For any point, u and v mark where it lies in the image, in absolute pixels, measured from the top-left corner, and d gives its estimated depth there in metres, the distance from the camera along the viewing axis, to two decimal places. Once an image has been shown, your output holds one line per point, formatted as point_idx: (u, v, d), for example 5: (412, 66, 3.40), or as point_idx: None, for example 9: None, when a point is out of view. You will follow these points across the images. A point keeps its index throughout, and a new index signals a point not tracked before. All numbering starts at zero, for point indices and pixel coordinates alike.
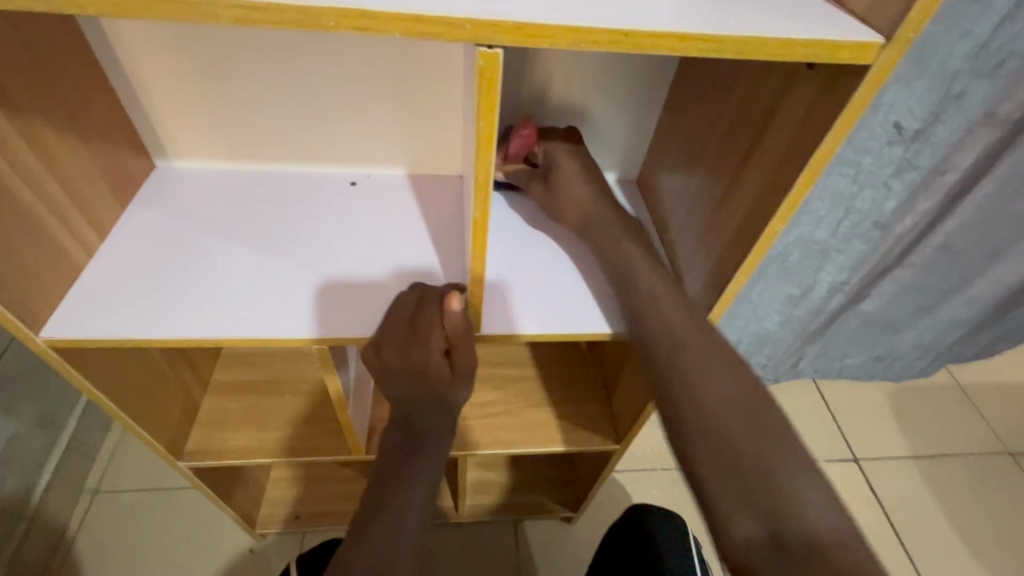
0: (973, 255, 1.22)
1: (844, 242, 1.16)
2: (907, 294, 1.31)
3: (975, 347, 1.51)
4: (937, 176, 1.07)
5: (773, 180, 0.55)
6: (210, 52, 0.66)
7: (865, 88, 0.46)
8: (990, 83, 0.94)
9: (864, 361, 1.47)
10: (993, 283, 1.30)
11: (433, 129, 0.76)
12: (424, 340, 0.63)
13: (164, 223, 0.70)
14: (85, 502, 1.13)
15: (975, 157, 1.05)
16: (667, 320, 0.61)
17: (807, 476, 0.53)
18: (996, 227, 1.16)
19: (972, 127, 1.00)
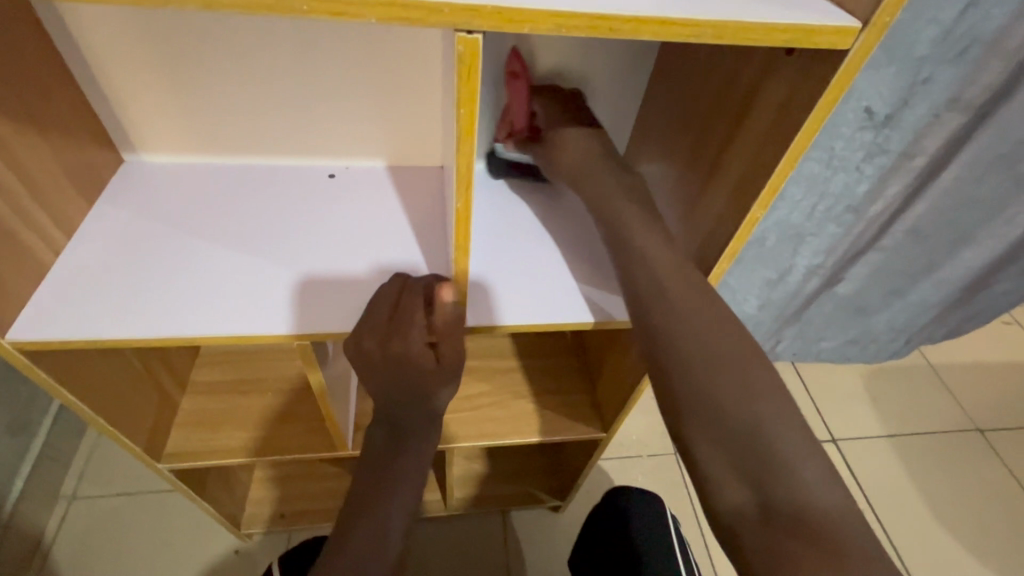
0: (944, 239, 1.19)
1: (819, 226, 1.13)
2: (884, 277, 1.27)
3: (945, 330, 1.46)
4: (905, 160, 1.04)
5: (752, 173, 0.50)
6: (173, 38, 0.63)
7: (840, 78, 0.40)
8: (952, 67, 0.90)
9: (840, 344, 1.44)
10: (961, 266, 1.25)
11: (408, 119, 0.74)
12: (406, 332, 0.58)
13: (134, 219, 0.68)
14: (62, 508, 1.17)
15: (942, 140, 1.02)
16: (656, 274, 0.52)
17: (807, 445, 0.45)
18: (963, 211, 1.13)
19: (940, 112, 0.97)
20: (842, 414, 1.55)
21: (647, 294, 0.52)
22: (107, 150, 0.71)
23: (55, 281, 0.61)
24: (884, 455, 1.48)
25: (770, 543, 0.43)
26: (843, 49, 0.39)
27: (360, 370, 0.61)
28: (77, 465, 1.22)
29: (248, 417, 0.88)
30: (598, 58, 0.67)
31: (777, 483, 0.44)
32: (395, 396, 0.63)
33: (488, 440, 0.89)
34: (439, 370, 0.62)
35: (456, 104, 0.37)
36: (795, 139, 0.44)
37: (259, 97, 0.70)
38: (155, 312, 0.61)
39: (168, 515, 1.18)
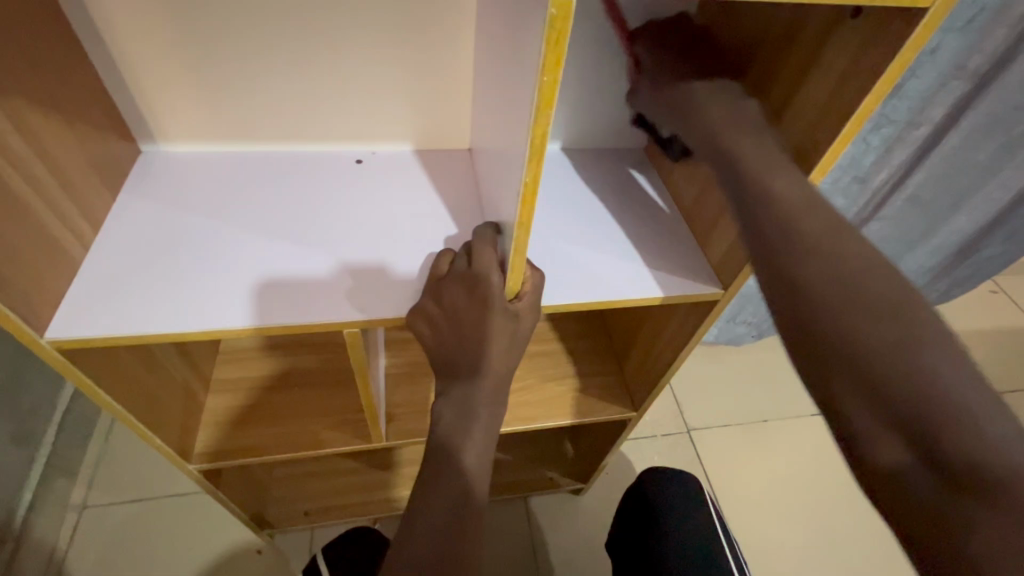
0: (940, 204, 1.20)
1: (826, 198, 1.12)
2: (883, 244, 1.27)
3: (934, 293, 1.50)
4: (910, 130, 1.03)
5: (812, 136, 0.52)
6: (196, 18, 0.60)
7: (917, 37, 0.42)
8: (959, 34, 0.88)
9: None
10: (956, 230, 1.27)
11: (437, 99, 0.72)
12: (475, 285, 0.56)
13: (160, 211, 0.65)
14: (74, 518, 1.14)
15: (945, 109, 1.01)
16: (785, 216, 0.49)
17: (985, 392, 0.40)
18: (961, 176, 1.14)
19: (946, 80, 0.96)
20: None
21: (771, 232, 0.49)
22: (126, 141, 0.68)
23: (87, 278, 0.59)
24: None
25: (940, 500, 0.38)
26: (920, 9, 0.41)
27: (427, 323, 0.57)
28: (85, 475, 1.18)
29: (277, 413, 0.86)
30: (634, 32, 0.67)
31: (963, 443, 0.38)
32: (464, 361, 0.59)
33: (522, 425, 0.89)
34: (508, 329, 0.58)
35: (540, 72, 0.36)
36: (864, 103, 0.46)
37: (286, 81, 0.67)
38: (196, 305, 0.59)
39: (186, 518, 1.16)
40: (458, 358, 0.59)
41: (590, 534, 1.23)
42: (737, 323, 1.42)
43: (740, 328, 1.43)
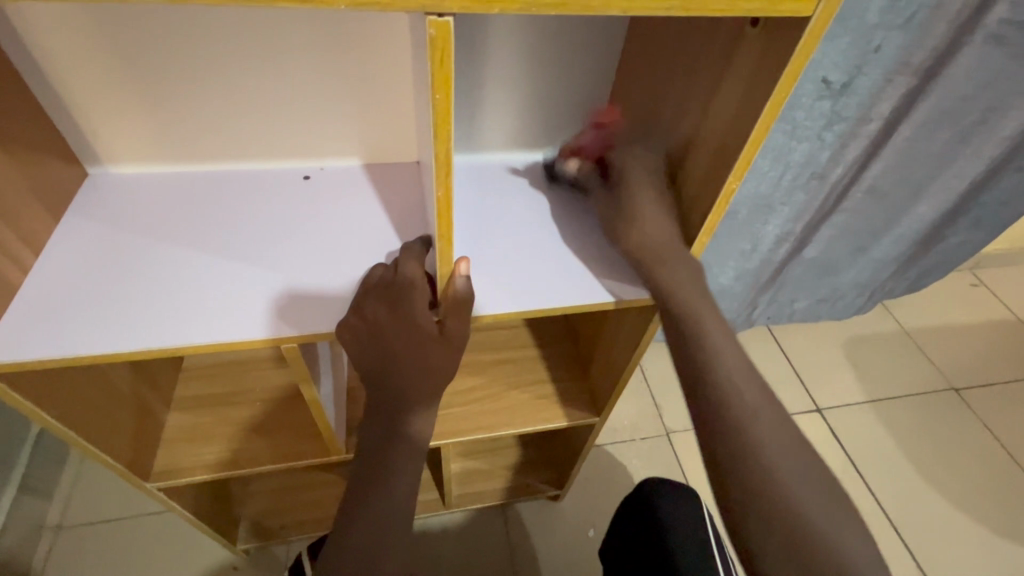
0: (898, 195, 1.21)
1: (787, 194, 1.12)
2: (847, 234, 1.28)
3: (904, 283, 1.51)
4: (862, 125, 1.04)
5: (726, 143, 0.51)
6: (132, 44, 0.62)
7: (806, 43, 0.42)
8: (900, 31, 0.90)
9: (810, 304, 1.46)
10: (917, 219, 1.29)
11: (381, 113, 0.74)
12: (406, 297, 0.58)
13: (104, 233, 0.66)
14: (48, 539, 1.13)
15: (894, 103, 1.02)
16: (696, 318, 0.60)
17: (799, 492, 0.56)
18: (916, 166, 1.16)
19: (891, 76, 0.97)
20: (824, 383, 1.59)
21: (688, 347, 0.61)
22: (71, 166, 0.69)
23: (27, 303, 0.60)
24: (866, 419, 1.53)
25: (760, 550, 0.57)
26: (805, 16, 0.41)
27: (355, 338, 0.58)
28: (59, 496, 1.18)
29: (237, 429, 0.87)
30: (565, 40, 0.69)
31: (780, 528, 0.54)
32: (400, 376, 0.60)
33: (484, 433, 0.89)
34: (443, 339, 0.59)
35: (431, 90, 0.38)
36: (766, 109, 0.46)
37: (226, 101, 0.68)
38: (134, 326, 0.59)
39: (161, 536, 1.16)
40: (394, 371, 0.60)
41: (568, 540, 1.22)
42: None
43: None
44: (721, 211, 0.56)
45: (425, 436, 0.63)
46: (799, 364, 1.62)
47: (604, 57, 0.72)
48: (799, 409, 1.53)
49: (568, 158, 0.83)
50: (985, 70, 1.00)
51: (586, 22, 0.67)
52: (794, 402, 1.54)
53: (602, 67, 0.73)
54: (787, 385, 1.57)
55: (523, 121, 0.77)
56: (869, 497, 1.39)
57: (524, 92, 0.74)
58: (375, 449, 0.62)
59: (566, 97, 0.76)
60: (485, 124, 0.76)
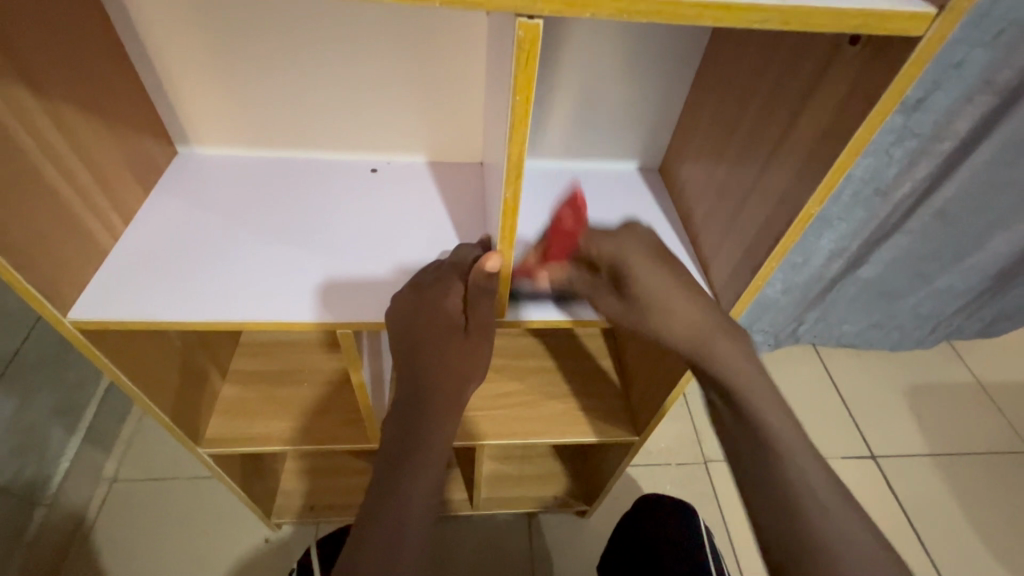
0: (973, 223, 1.12)
1: (846, 209, 1.05)
2: (911, 259, 1.19)
3: (977, 323, 1.39)
4: (934, 144, 0.97)
5: (808, 166, 0.49)
6: (228, 32, 0.65)
7: (911, 65, 0.39)
8: (986, 49, 0.84)
9: (863, 329, 1.36)
10: (993, 252, 1.19)
11: (452, 113, 0.75)
12: (445, 290, 0.59)
13: (186, 207, 0.70)
14: (103, 491, 1.22)
15: (972, 123, 0.95)
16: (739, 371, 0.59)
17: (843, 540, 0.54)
18: (997, 193, 1.06)
19: (970, 94, 0.91)
20: (883, 430, 1.49)
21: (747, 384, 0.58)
22: (163, 142, 0.73)
23: (112, 266, 0.64)
24: (926, 474, 1.42)
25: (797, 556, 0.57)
26: (913, 36, 0.38)
27: (393, 324, 0.59)
28: (116, 451, 1.26)
29: (282, 405, 0.90)
30: (642, 49, 0.68)
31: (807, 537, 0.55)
32: (429, 365, 0.62)
33: (519, 439, 0.89)
34: (462, 342, 0.62)
35: (512, 92, 0.38)
36: (858, 131, 0.43)
37: (307, 92, 0.71)
38: (201, 296, 0.63)
39: (204, 499, 1.22)
40: (413, 366, 0.62)
41: (592, 558, 1.20)
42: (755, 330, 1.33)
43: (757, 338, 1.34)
44: (794, 234, 0.53)
45: (449, 432, 0.63)
46: (856, 406, 1.52)
47: (680, 70, 0.71)
48: (850, 453, 1.44)
49: (632, 171, 0.82)
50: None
51: (665, 34, 0.67)
52: (846, 447, 1.45)
53: (675, 81, 0.72)
54: (840, 427, 1.48)
55: (589, 129, 0.77)
56: (922, 559, 1.29)
57: (595, 100, 0.74)
58: (395, 439, 0.62)
59: (637, 108, 0.75)
60: (552, 129, 0.76)
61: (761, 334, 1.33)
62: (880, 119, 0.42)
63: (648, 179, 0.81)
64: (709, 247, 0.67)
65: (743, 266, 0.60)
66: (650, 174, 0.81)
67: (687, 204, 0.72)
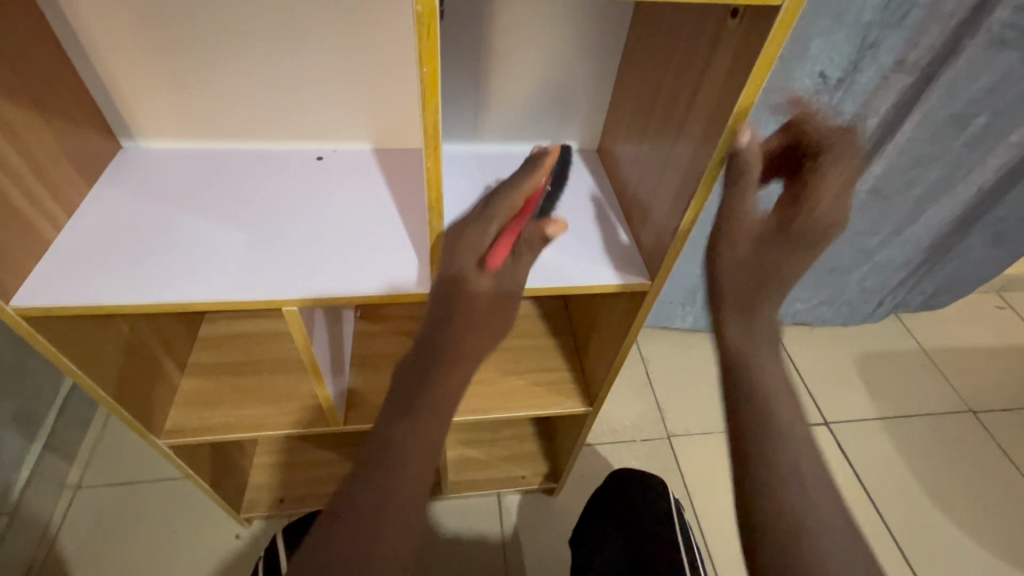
0: (905, 197, 1.18)
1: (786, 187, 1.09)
2: (852, 235, 1.25)
3: (919, 294, 1.46)
4: (860, 122, 1.02)
5: (708, 132, 0.53)
6: (165, 27, 0.67)
7: (777, 32, 0.43)
8: (899, 31, 0.88)
9: (814, 304, 1.42)
10: (926, 224, 1.25)
11: (392, 100, 0.78)
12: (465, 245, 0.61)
13: (131, 199, 0.72)
14: (68, 498, 1.21)
15: (893, 100, 0.99)
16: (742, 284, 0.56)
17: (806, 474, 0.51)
18: (923, 169, 1.12)
19: (889, 74, 0.95)
20: (835, 398, 1.56)
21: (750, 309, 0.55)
22: (105, 137, 0.74)
23: (55, 257, 0.65)
24: (876, 437, 1.50)
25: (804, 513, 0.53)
26: (774, 7, 0.42)
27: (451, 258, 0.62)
28: (81, 458, 1.25)
29: (242, 395, 0.91)
30: (569, 34, 0.73)
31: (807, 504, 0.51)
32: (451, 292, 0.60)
33: (478, 416, 0.92)
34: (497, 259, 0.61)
35: (419, 64, 0.41)
36: (743, 94, 0.48)
37: (249, 83, 0.74)
38: (147, 283, 0.64)
39: (174, 500, 1.22)
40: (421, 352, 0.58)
41: (561, 534, 1.24)
42: (711, 308, 1.39)
43: (714, 316, 1.39)
44: (702, 196, 0.57)
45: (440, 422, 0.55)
46: (809, 377, 1.60)
47: (607, 53, 0.75)
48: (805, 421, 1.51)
49: (571, 151, 0.86)
50: (991, 73, 0.97)
51: (587, 20, 0.71)
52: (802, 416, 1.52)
53: (604, 63, 0.76)
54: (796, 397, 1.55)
55: (527, 112, 0.80)
56: (873, 516, 1.37)
57: (529, 83, 0.78)
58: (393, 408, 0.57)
59: (570, 91, 0.79)
60: (491, 114, 0.80)
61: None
62: (758, 83, 0.47)
63: (587, 158, 0.84)
64: (639, 216, 0.71)
65: (668, 231, 0.64)
66: (588, 154, 0.85)
67: (621, 178, 0.76)
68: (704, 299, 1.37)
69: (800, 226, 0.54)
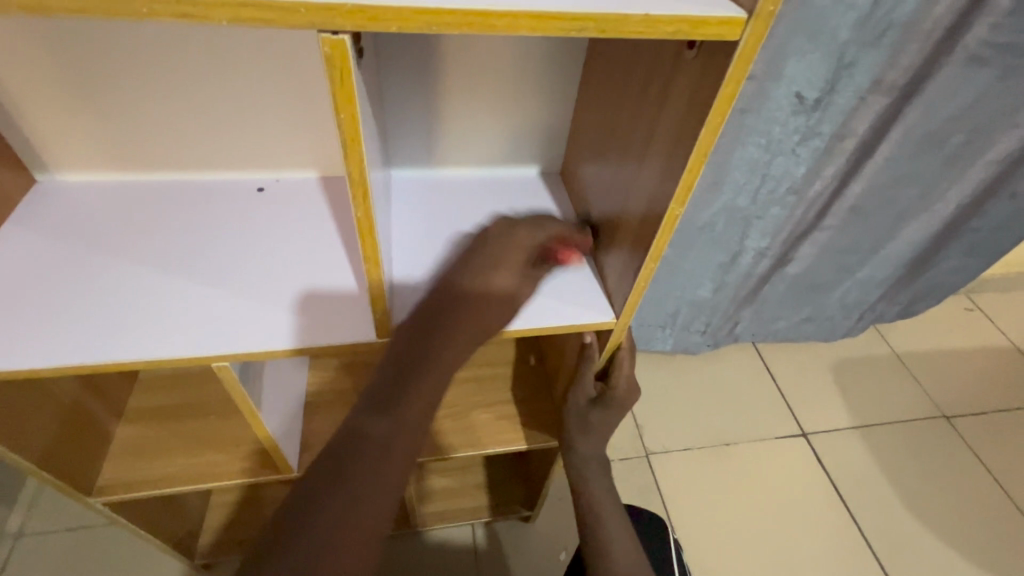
0: (882, 215, 1.16)
1: (764, 209, 1.06)
2: (832, 253, 1.23)
3: (896, 307, 1.46)
4: (837, 142, 0.99)
5: (668, 167, 0.49)
6: (74, 53, 0.61)
7: (736, 67, 0.40)
8: (875, 49, 0.86)
9: (795, 322, 1.40)
10: (903, 241, 1.24)
11: (336, 126, 0.72)
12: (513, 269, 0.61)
13: (44, 241, 0.65)
14: (7, 547, 1.12)
15: (871, 121, 0.97)
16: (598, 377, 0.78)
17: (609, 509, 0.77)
18: (900, 186, 1.11)
19: (866, 94, 0.92)
20: (812, 407, 1.56)
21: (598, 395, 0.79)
22: (17, 172, 0.68)
23: None
24: (852, 446, 1.50)
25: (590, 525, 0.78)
26: (732, 40, 0.39)
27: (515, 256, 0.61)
28: (22, 501, 1.17)
29: (186, 441, 0.84)
30: (523, 54, 0.68)
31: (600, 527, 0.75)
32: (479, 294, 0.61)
33: (443, 454, 0.87)
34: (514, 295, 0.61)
35: (335, 109, 0.37)
36: (702, 133, 0.44)
37: (175, 111, 0.67)
38: (57, 338, 0.58)
39: (122, 544, 1.13)
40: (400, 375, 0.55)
41: (539, 563, 1.18)
42: (692, 331, 1.34)
43: (695, 339, 1.36)
44: (665, 236, 0.54)
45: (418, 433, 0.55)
46: (785, 386, 1.59)
47: (564, 75, 0.71)
48: (783, 433, 1.50)
49: (533, 175, 0.81)
50: (965, 92, 0.96)
51: (539, 41, 0.67)
52: (780, 427, 1.50)
53: (561, 84, 0.72)
54: (773, 408, 1.54)
55: (484, 136, 0.76)
56: (852, 528, 1.36)
57: (483, 107, 0.73)
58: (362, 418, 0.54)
59: (528, 113, 0.75)
60: (444, 139, 0.75)
61: (696, 335, 1.35)
62: (718, 121, 0.43)
63: (549, 182, 0.80)
64: (603, 248, 0.67)
65: (633, 268, 0.60)
66: (551, 178, 0.80)
67: (583, 206, 0.72)
68: (683, 322, 1.33)
69: (599, 421, 0.79)
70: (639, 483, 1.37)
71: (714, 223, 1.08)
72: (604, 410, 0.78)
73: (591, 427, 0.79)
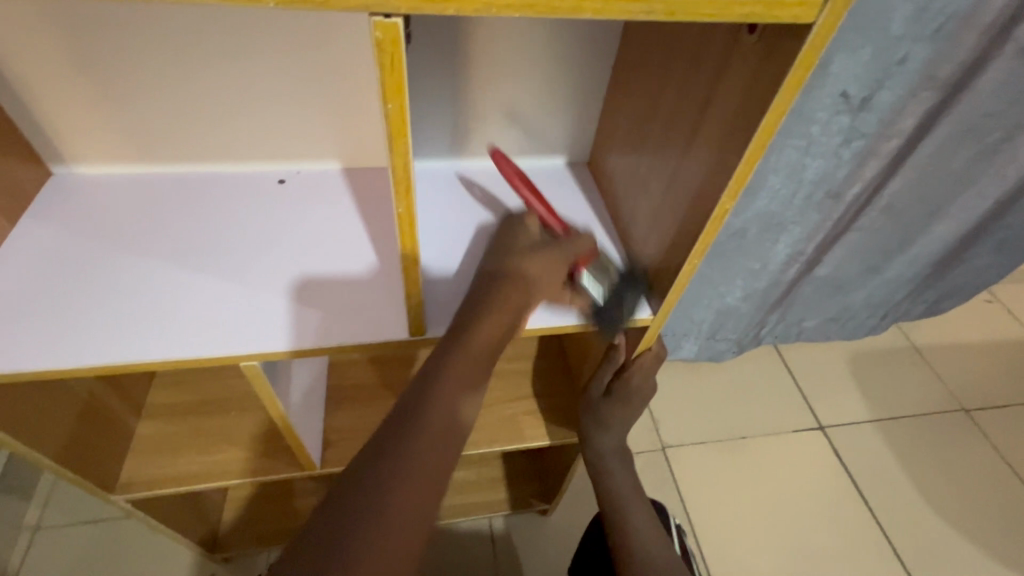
0: (916, 212, 1.13)
1: (800, 214, 1.04)
2: (862, 252, 1.20)
3: (922, 304, 1.43)
4: (881, 143, 0.96)
5: (719, 159, 0.47)
6: (90, 41, 0.59)
7: (808, 52, 0.37)
8: (928, 44, 0.83)
9: (820, 322, 1.38)
10: (935, 237, 1.21)
11: (359, 116, 0.70)
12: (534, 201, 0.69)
13: (62, 236, 0.63)
14: (25, 540, 1.11)
15: (916, 118, 0.95)
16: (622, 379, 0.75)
17: (636, 506, 0.76)
18: (937, 184, 1.08)
19: (915, 90, 0.89)
20: (829, 401, 1.54)
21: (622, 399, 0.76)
22: (32, 164, 0.66)
23: None
24: (870, 439, 1.48)
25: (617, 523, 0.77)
26: (804, 23, 0.36)
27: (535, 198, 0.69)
28: (39, 495, 1.16)
29: (206, 437, 0.83)
30: (554, 41, 0.66)
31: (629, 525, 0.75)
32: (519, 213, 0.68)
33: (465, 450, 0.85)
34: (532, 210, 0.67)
35: (383, 99, 0.36)
36: (764, 123, 0.42)
37: (194, 102, 0.65)
38: (79, 336, 0.56)
39: (139, 538, 1.13)
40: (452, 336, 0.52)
41: (557, 556, 1.17)
42: (718, 339, 1.32)
43: (721, 346, 1.34)
44: (712, 233, 0.52)
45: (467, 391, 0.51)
46: (802, 380, 1.57)
47: (596, 63, 0.69)
48: (800, 426, 1.48)
49: (559, 166, 0.79)
50: (1013, 86, 0.93)
51: (571, 27, 0.64)
52: (797, 421, 1.49)
53: (591, 72, 0.69)
54: (790, 401, 1.52)
55: (511, 126, 0.73)
56: (871, 522, 1.34)
57: (511, 96, 0.70)
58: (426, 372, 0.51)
59: (556, 103, 0.72)
60: (470, 129, 0.72)
61: (723, 342, 1.33)
62: (781, 110, 0.41)
63: (577, 174, 0.77)
64: (639, 245, 0.65)
65: (674, 264, 0.57)
66: (579, 169, 0.78)
67: (614, 199, 0.70)
68: (709, 331, 1.31)
69: (613, 414, 0.76)
70: (656, 477, 1.36)
71: (747, 226, 1.05)
72: (617, 403, 0.76)
73: (604, 420, 0.77)
